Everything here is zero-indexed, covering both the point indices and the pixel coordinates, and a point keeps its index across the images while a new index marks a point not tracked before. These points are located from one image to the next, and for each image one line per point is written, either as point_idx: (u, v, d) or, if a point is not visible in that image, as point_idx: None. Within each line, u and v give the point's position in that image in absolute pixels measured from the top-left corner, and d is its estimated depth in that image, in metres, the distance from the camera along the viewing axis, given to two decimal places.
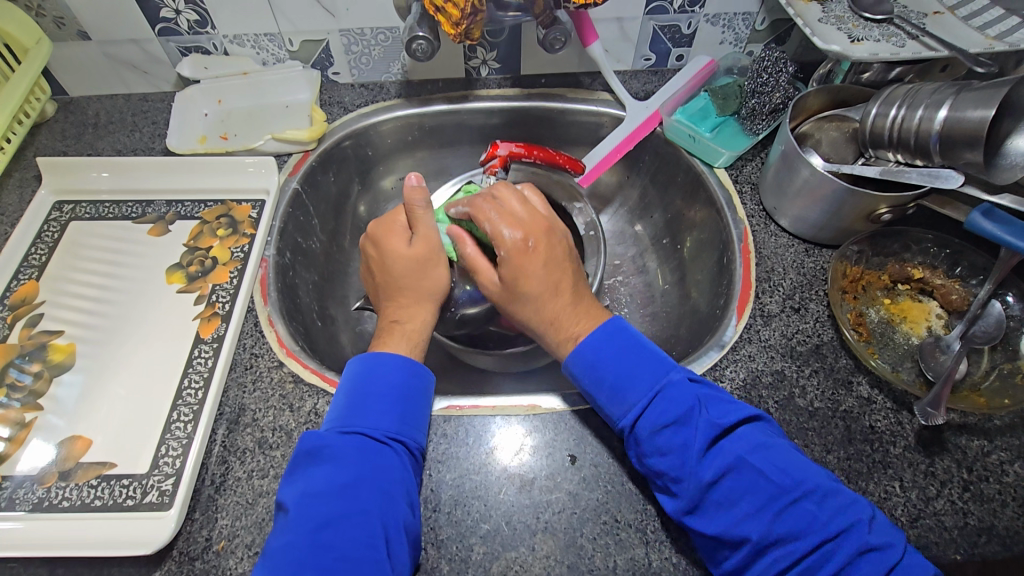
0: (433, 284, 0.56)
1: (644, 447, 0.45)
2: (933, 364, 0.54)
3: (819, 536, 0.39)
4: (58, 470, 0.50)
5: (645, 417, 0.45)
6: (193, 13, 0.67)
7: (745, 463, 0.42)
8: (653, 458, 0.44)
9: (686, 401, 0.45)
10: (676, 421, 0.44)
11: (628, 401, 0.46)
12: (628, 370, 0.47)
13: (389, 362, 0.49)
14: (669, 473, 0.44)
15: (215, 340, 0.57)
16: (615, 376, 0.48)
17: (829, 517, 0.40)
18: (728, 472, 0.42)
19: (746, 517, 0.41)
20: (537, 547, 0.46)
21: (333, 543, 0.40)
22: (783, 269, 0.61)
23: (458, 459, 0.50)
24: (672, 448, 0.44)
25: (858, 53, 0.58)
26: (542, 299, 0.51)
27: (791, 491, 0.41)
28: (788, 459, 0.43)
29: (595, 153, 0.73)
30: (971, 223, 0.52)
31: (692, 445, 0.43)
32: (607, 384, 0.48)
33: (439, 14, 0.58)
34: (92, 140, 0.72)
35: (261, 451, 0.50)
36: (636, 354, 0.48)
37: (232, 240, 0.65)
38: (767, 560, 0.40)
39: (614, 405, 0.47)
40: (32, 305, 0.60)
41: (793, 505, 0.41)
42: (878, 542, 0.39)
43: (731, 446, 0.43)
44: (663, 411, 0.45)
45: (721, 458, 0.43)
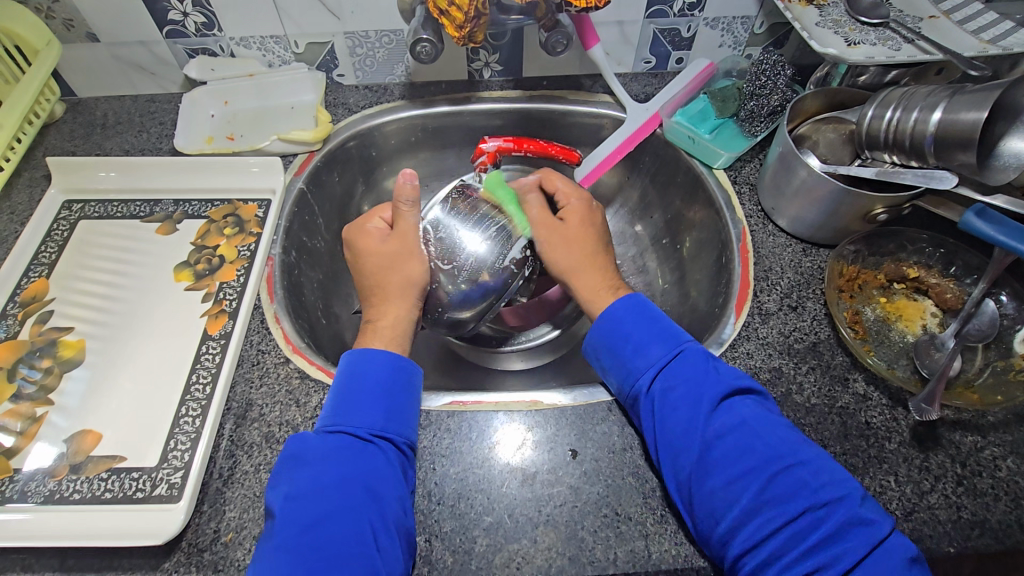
0: (405, 282, 0.57)
1: (656, 402, 0.48)
2: (928, 361, 0.55)
3: (809, 501, 0.41)
4: (69, 464, 0.51)
5: (661, 375, 0.49)
6: (200, 15, 0.68)
7: (748, 425, 0.45)
8: (664, 413, 0.48)
9: (700, 365, 0.49)
10: (688, 380, 0.48)
11: (648, 357, 0.50)
12: (652, 332, 0.52)
13: (370, 362, 0.50)
14: (677, 427, 0.46)
15: (222, 337, 0.58)
16: (637, 336, 0.52)
17: (820, 487, 0.42)
18: (731, 431, 0.45)
19: (742, 476, 0.43)
20: (539, 539, 0.47)
21: (318, 544, 0.41)
22: (781, 268, 0.62)
23: (461, 453, 0.51)
24: (683, 403, 0.47)
25: (854, 56, 0.59)
26: (586, 249, 0.60)
27: (787, 458, 0.43)
28: (788, 433, 0.45)
29: (594, 155, 0.74)
30: (965, 222, 0.53)
31: (702, 401, 0.47)
32: (630, 341, 0.52)
33: (443, 17, 0.60)
34: (100, 140, 0.73)
35: (268, 446, 0.51)
36: (658, 322, 0.53)
37: (238, 239, 0.66)
38: (755, 523, 0.42)
39: (635, 361, 0.51)
40: (42, 302, 0.61)
41: (787, 470, 0.43)
42: (868, 516, 0.40)
43: (738, 408, 0.46)
44: (679, 370, 0.49)
45: (727, 417, 0.46)
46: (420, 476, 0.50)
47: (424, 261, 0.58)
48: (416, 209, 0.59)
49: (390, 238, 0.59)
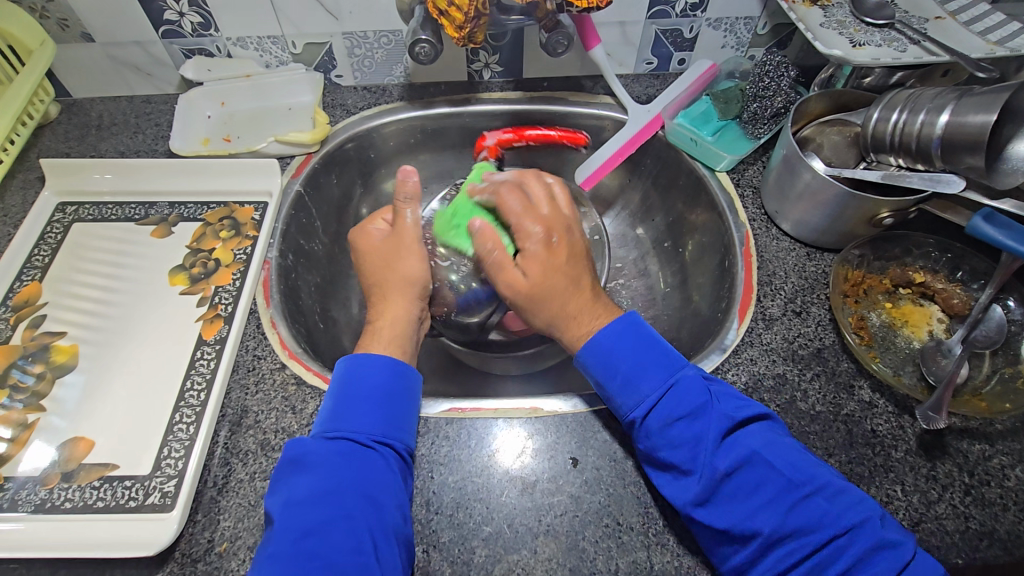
0: (403, 281, 0.56)
1: (657, 437, 0.45)
2: (935, 367, 0.54)
3: (832, 531, 0.40)
4: (61, 472, 0.50)
5: (659, 408, 0.46)
6: (197, 15, 0.67)
7: (759, 457, 0.43)
8: (666, 451, 0.45)
9: (699, 394, 0.46)
10: (688, 414, 0.45)
11: (642, 392, 0.47)
12: (642, 363, 0.48)
13: (372, 364, 0.49)
14: (683, 464, 0.44)
15: (217, 342, 0.57)
16: (628, 368, 0.48)
17: (841, 513, 0.40)
18: (741, 465, 0.43)
19: (760, 509, 0.42)
20: (539, 550, 0.46)
21: (317, 551, 0.40)
22: (784, 272, 0.61)
23: (460, 461, 0.50)
24: (686, 440, 0.44)
25: (860, 57, 0.58)
26: (563, 299, 0.51)
27: (802, 487, 0.42)
28: (799, 456, 0.43)
29: (595, 157, 0.73)
30: (972, 227, 0.52)
31: (705, 437, 0.44)
32: (619, 376, 0.48)
33: (443, 17, 0.59)
34: (95, 142, 0.72)
35: (263, 453, 0.50)
36: (650, 349, 0.49)
37: (235, 242, 0.65)
38: (777, 554, 0.41)
39: (625, 396, 0.47)
40: (35, 306, 0.60)
41: (805, 500, 0.41)
42: (892, 539, 0.39)
43: (745, 440, 0.44)
44: (677, 403, 0.46)
45: (734, 450, 0.43)
46: (419, 484, 0.49)
47: (423, 259, 0.58)
48: (415, 205, 0.59)
49: (390, 237, 0.58)
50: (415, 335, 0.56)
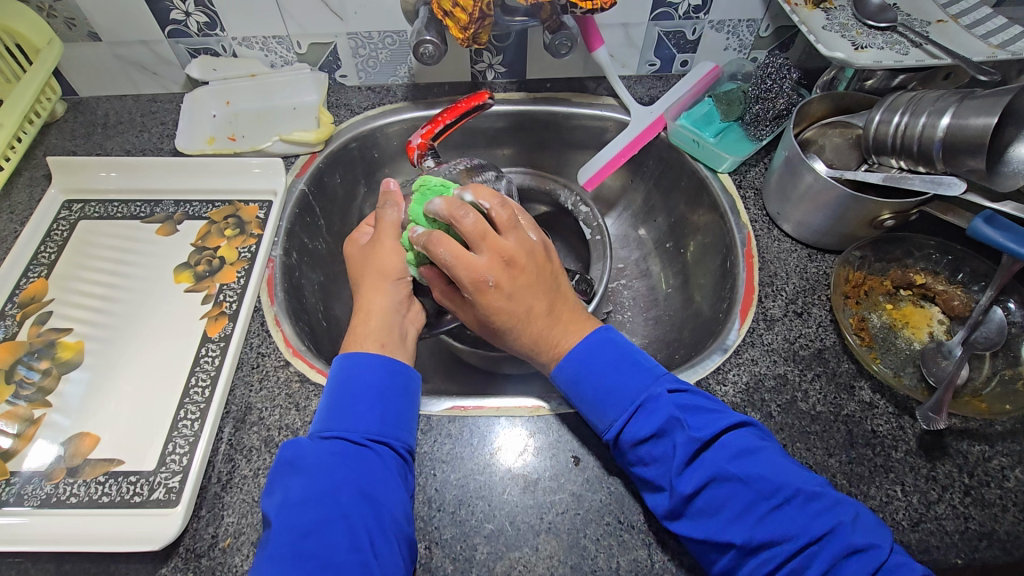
0: (377, 274, 0.56)
1: (629, 456, 0.46)
2: (935, 369, 0.54)
3: (799, 543, 0.40)
4: (66, 467, 0.51)
5: (625, 432, 0.46)
6: (202, 15, 0.68)
7: (723, 474, 0.42)
8: (638, 468, 0.46)
9: (665, 412, 0.45)
10: (654, 434, 0.45)
11: (611, 412, 0.47)
12: (607, 382, 0.48)
13: (364, 364, 0.49)
14: (654, 481, 0.45)
15: (221, 339, 0.58)
16: (594, 390, 0.48)
17: (811, 522, 0.40)
18: (707, 483, 0.43)
19: (730, 523, 0.42)
20: (540, 547, 0.47)
21: (315, 551, 0.40)
22: (786, 274, 0.61)
23: (462, 459, 0.51)
24: (655, 457, 0.45)
25: (862, 60, 0.58)
26: (522, 329, 0.51)
27: (771, 498, 0.41)
28: (771, 465, 0.43)
29: (598, 158, 0.74)
30: (973, 229, 0.52)
31: (671, 456, 0.44)
32: (588, 395, 0.49)
33: (447, 18, 0.59)
34: (102, 140, 0.73)
35: (267, 450, 0.51)
36: (617, 367, 0.49)
37: (239, 240, 0.66)
38: (751, 563, 0.41)
39: (598, 417, 0.48)
40: (41, 303, 0.60)
41: (774, 511, 0.41)
42: (862, 543, 0.39)
43: (710, 458, 0.43)
44: (642, 425, 0.45)
45: (700, 470, 0.43)
46: (421, 481, 0.49)
47: (398, 254, 0.56)
48: (394, 210, 0.57)
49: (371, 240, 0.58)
50: (398, 326, 0.54)
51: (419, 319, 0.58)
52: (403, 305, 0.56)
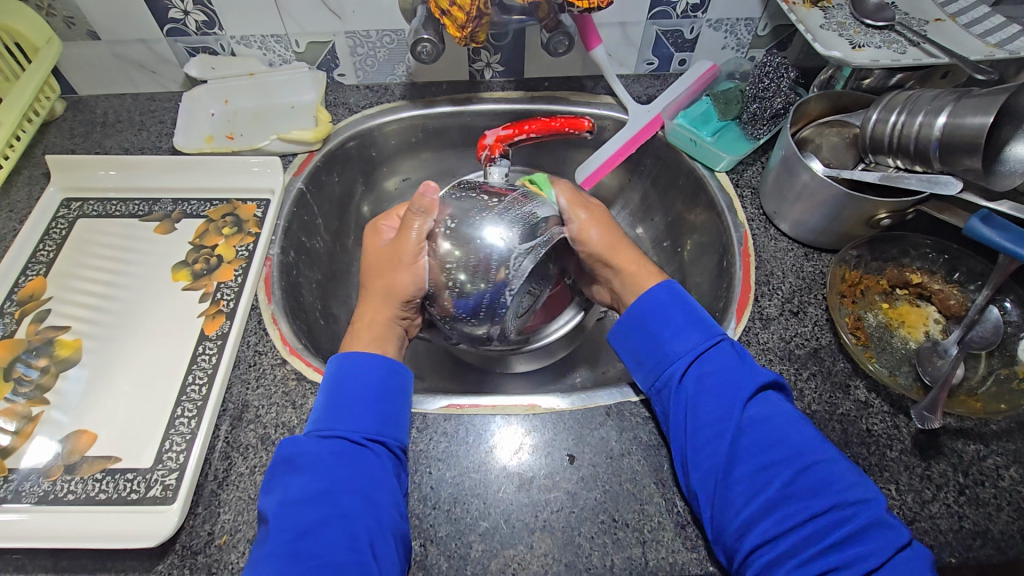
0: (388, 288, 0.56)
1: (692, 384, 0.48)
2: (931, 368, 0.54)
3: (837, 499, 0.41)
4: (64, 464, 0.51)
5: (699, 360, 0.49)
6: (201, 14, 0.68)
7: (783, 419, 0.46)
8: (699, 395, 0.48)
9: (739, 357, 0.49)
10: (727, 368, 0.48)
11: (691, 341, 0.50)
12: (690, 320, 0.52)
13: (364, 365, 0.50)
14: (713, 408, 0.47)
15: (219, 337, 0.58)
16: (677, 321, 0.52)
17: (850, 485, 0.42)
18: (766, 421, 0.45)
19: (775, 465, 0.43)
20: (535, 545, 0.47)
21: (313, 551, 0.40)
22: (782, 273, 0.61)
23: (458, 457, 0.51)
24: (723, 387, 0.47)
25: (859, 59, 0.58)
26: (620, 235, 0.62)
27: (818, 454, 0.44)
28: (819, 432, 0.46)
29: (596, 156, 0.74)
30: (970, 228, 0.52)
31: (742, 388, 0.47)
32: (669, 325, 0.52)
33: (444, 17, 0.59)
34: (100, 138, 0.73)
35: (263, 448, 0.51)
36: (698, 311, 0.53)
37: (237, 239, 0.66)
38: (778, 514, 0.42)
39: (672, 344, 0.51)
40: (39, 301, 0.61)
41: (816, 465, 0.43)
42: (892, 521, 0.40)
43: (773, 403, 0.47)
44: (717, 358, 0.49)
45: (762, 407, 0.46)
46: (417, 479, 0.50)
47: (416, 271, 0.55)
48: (424, 219, 0.55)
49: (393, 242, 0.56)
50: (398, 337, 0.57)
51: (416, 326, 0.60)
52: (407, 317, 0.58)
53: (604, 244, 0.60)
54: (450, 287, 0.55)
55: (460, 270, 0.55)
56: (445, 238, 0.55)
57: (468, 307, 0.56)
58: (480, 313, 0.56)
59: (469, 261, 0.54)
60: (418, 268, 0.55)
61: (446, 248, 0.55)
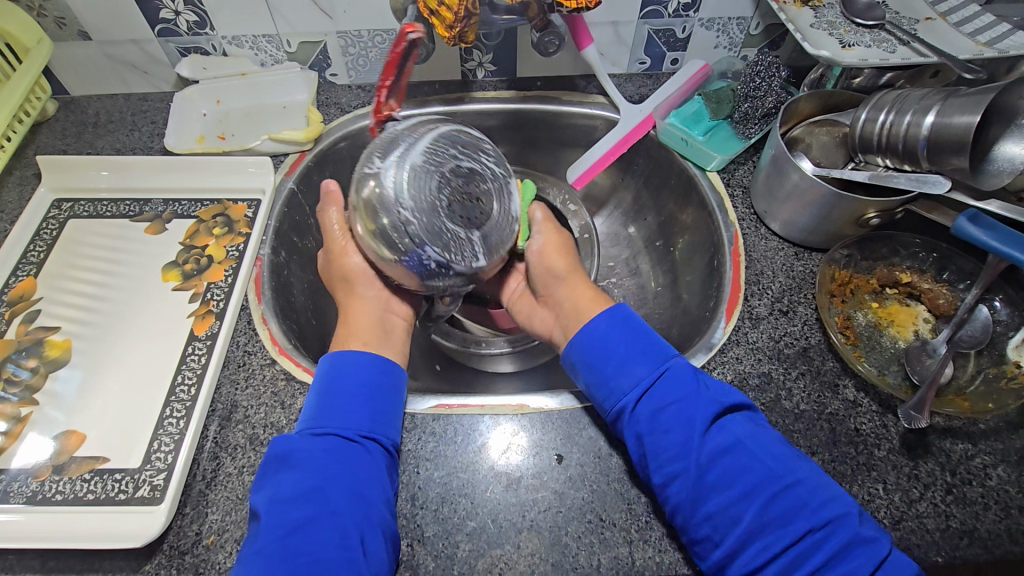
0: (342, 276, 0.57)
1: (647, 421, 0.47)
2: (919, 367, 0.54)
3: (811, 521, 0.41)
4: (52, 464, 0.51)
5: (650, 394, 0.48)
6: (192, 14, 0.68)
7: (742, 445, 0.45)
8: (654, 433, 0.46)
9: (692, 382, 0.48)
10: (679, 399, 0.47)
11: (637, 375, 0.49)
12: (635, 349, 0.51)
13: (357, 364, 0.50)
14: (671, 446, 0.46)
15: (209, 337, 0.58)
16: (623, 352, 0.51)
17: (821, 504, 0.42)
18: (725, 451, 0.45)
19: (741, 497, 0.43)
20: (523, 545, 0.47)
21: (304, 547, 0.41)
22: (772, 272, 0.61)
23: (446, 457, 0.51)
24: (679, 421, 0.46)
25: (848, 58, 0.58)
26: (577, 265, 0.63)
27: (784, 476, 0.43)
28: (784, 448, 0.45)
29: (589, 155, 0.74)
30: (958, 227, 0.52)
31: (697, 419, 0.46)
32: (616, 358, 0.50)
33: (434, 17, 0.59)
34: (92, 139, 0.73)
35: (251, 448, 0.51)
36: (643, 336, 0.52)
37: (227, 239, 0.66)
38: (757, 545, 0.42)
39: (619, 380, 0.49)
40: (30, 301, 0.61)
41: (785, 489, 0.43)
42: (869, 534, 0.40)
43: (729, 428, 0.46)
44: (667, 389, 0.48)
45: (721, 435, 0.45)
46: (405, 478, 0.50)
47: (354, 255, 0.56)
48: (337, 207, 0.57)
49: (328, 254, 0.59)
50: (381, 318, 0.57)
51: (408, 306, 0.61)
52: (383, 300, 0.58)
53: (564, 269, 0.60)
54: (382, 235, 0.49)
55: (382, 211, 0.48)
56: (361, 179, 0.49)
57: (409, 253, 0.49)
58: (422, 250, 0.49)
59: (385, 198, 0.48)
60: (356, 257, 0.56)
61: (362, 187, 0.49)
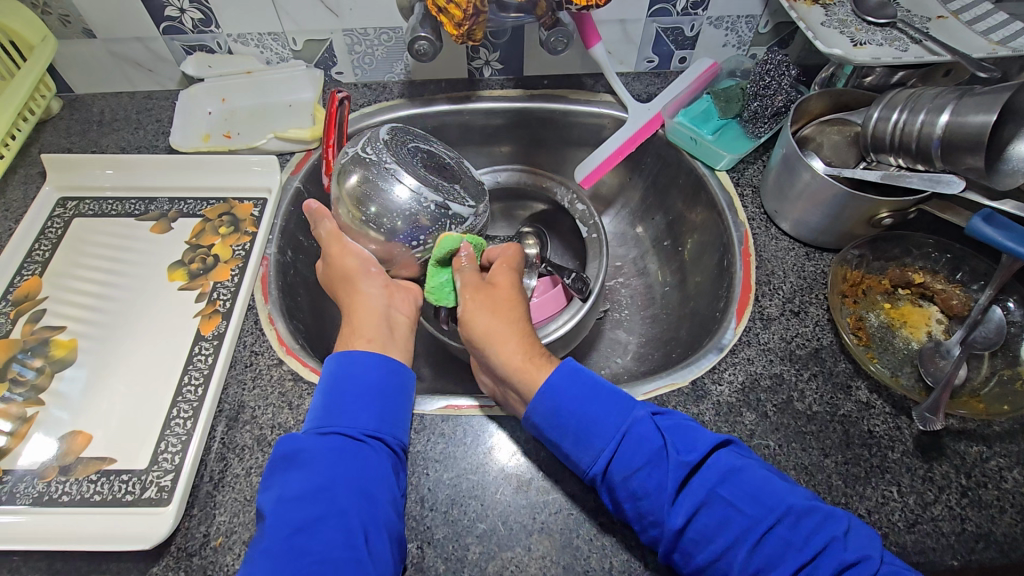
0: (343, 274, 0.55)
1: (619, 491, 0.44)
2: (933, 369, 0.54)
3: (800, 561, 0.39)
4: (58, 465, 0.50)
5: (614, 464, 0.44)
6: (197, 11, 0.68)
7: (717, 496, 0.42)
8: (629, 502, 0.43)
9: (654, 442, 0.44)
10: (646, 463, 0.43)
11: (595, 447, 0.45)
12: (586, 415, 0.46)
13: (365, 361, 0.49)
14: (649, 515, 0.42)
15: (215, 337, 0.58)
16: (577, 423, 0.46)
17: (805, 541, 0.39)
18: (700, 510, 0.41)
19: (725, 550, 0.40)
20: (533, 547, 0.46)
21: (308, 548, 0.40)
22: (783, 272, 0.61)
23: (456, 458, 0.50)
24: (647, 490, 0.43)
25: (860, 57, 0.58)
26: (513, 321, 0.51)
27: (765, 519, 0.40)
28: (760, 485, 0.42)
29: (596, 154, 0.74)
30: (972, 228, 0.51)
31: (665, 486, 0.42)
32: (569, 431, 0.46)
33: (442, 15, 0.58)
34: (97, 137, 0.73)
35: (259, 448, 0.51)
36: (593, 397, 0.46)
37: (233, 238, 0.65)
38: None
39: (581, 454, 0.45)
40: (35, 301, 0.60)
41: (768, 533, 0.40)
42: (855, 559, 0.38)
43: (700, 483, 0.42)
44: (630, 454, 0.44)
45: (692, 496, 0.42)
46: (414, 480, 0.49)
47: (358, 250, 0.55)
48: (327, 218, 0.57)
49: (325, 260, 0.57)
50: (385, 315, 0.54)
51: (412, 303, 0.57)
52: (388, 295, 0.55)
53: (482, 336, 0.51)
54: (374, 220, 0.52)
55: (368, 196, 0.51)
56: (341, 173, 0.53)
57: (400, 225, 0.51)
58: (414, 213, 0.51)
59: (371, 180, 0.51)
60: (360, 250, 0.55)
61: (346, 178, 0.52)
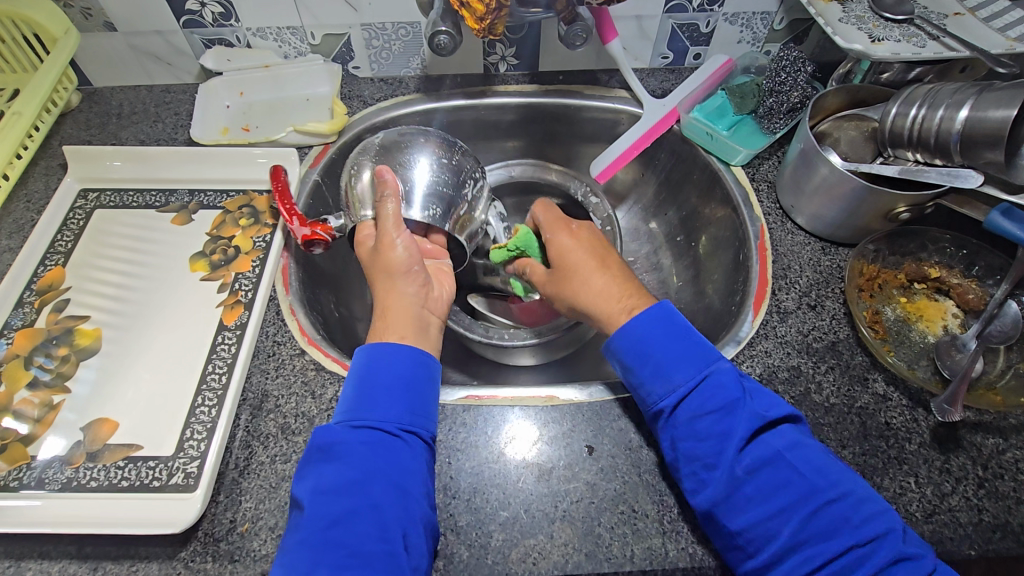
0: (389, 268, 0.53)
1: (681, 428, 0.45)
2: (950, 362, 0.54)
3: (853, 538, 0.39)
4: (86, 451, 0.51)
5: (688, 402, 0.45)
6: (217, 5, 0.68)
7: (783, 458, 0.43)
8: (690, 442, 0.44)
9: (733, 390, 0.45)
10: (720, 408, 0.44)
11: (674, 381, 0.46)
12: (675, 351, 0.47)
13: (393, 353, 0.49)
14: (707, 458, 0.44)
15: (238, 327, 0.58)
16: (661, 354, 0.48)
17: (863, 521, 0.40)
18: (763, 465, 0.42)
19: (776, 513, 0.41)
20: (556, 535, 0.47)
21: (344, 540, 0.41)
22: (800, 266, 0.61)
23: (477, 447, 0.51)
24: (713, 433, 0.44)
25: (879, 52, 0.58)
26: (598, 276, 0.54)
27: (826, 491, 0.41)
28: (823, 461, 0.43)
29: (610, 150, 0.74)
30: (990, 221, 0.53)
31: (733, 433, 0.43)
32: (651, 359, 0.48)
33: (463, 9, 0.59)
34: (116, 130, 0.73)
35: (283, 437, 0.51)
36: (683, 339, 0.48)
37: (254, 230, 0.66)
38: (795, 559, 0.40)
39: (655, 384, 0.47)
40: (59, 291, 0.61)
41: (827, 505, 0.41)
42: (913, 552, 0.38)
43: (771, 440, 0.43)
44: (707, 398, 0.45)
45: (759, 450, 0.43)
46: (437, 469, 0.50)
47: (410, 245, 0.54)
48: (395, 200, 0.55)
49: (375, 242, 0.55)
50: (422, 317, 0.52)
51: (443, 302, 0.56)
52: (424, 294, 0.54)
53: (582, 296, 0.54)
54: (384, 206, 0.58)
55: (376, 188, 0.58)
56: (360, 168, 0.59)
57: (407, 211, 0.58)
58: (431, 187, 0.59)
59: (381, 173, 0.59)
60: (408, 246, 0.54)
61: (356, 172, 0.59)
